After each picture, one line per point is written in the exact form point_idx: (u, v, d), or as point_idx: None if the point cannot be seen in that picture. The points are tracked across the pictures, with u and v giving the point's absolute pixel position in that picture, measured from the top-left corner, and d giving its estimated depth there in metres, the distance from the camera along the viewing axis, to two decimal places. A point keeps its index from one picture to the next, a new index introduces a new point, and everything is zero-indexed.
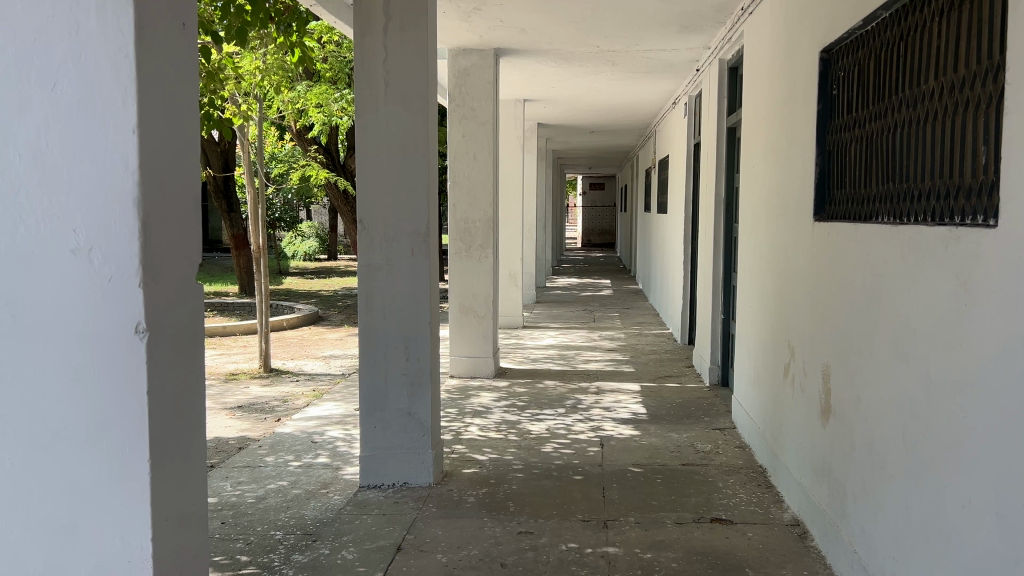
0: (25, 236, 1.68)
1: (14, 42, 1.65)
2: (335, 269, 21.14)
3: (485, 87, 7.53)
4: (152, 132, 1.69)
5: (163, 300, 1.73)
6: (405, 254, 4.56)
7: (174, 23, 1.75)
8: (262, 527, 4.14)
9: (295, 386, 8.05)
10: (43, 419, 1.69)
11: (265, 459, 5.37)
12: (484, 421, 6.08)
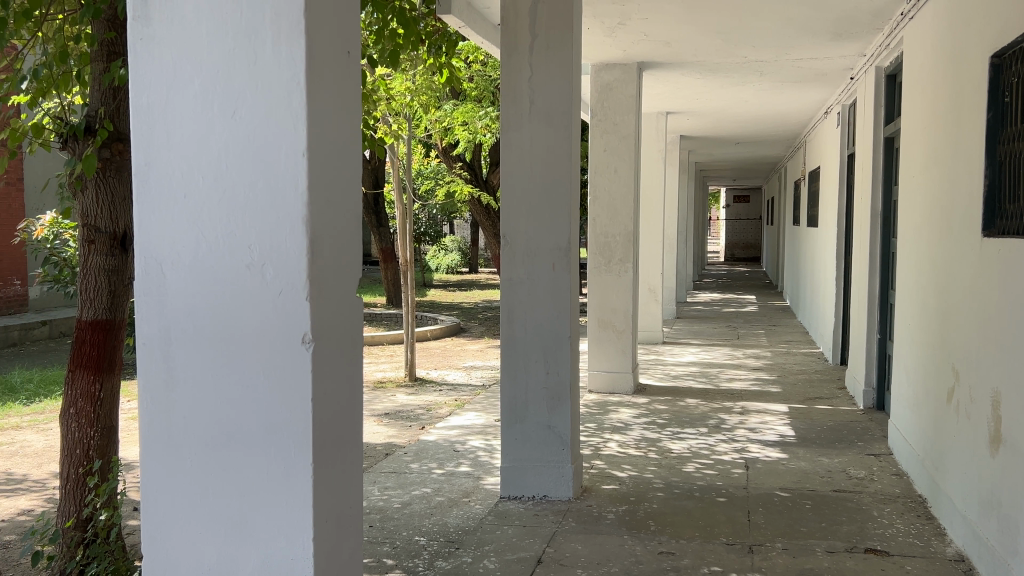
0: (206, 251, 1.82)
1: (200, 72, 1.80)
2: (477, 282, 21.61)
3: (627, 101, 7.52)
4: (320, 154, 1.79)
5: (327, 312, 1.83)
6: (546, 268, 4.60)
7: (339, 51, 1.86)
8: (407, 532, 4.26)
9: (438, 396, 8.26)
10: (220, 421, 1.83)
11: (410, 465, 5.55)
12: (624, 437, 6.04)
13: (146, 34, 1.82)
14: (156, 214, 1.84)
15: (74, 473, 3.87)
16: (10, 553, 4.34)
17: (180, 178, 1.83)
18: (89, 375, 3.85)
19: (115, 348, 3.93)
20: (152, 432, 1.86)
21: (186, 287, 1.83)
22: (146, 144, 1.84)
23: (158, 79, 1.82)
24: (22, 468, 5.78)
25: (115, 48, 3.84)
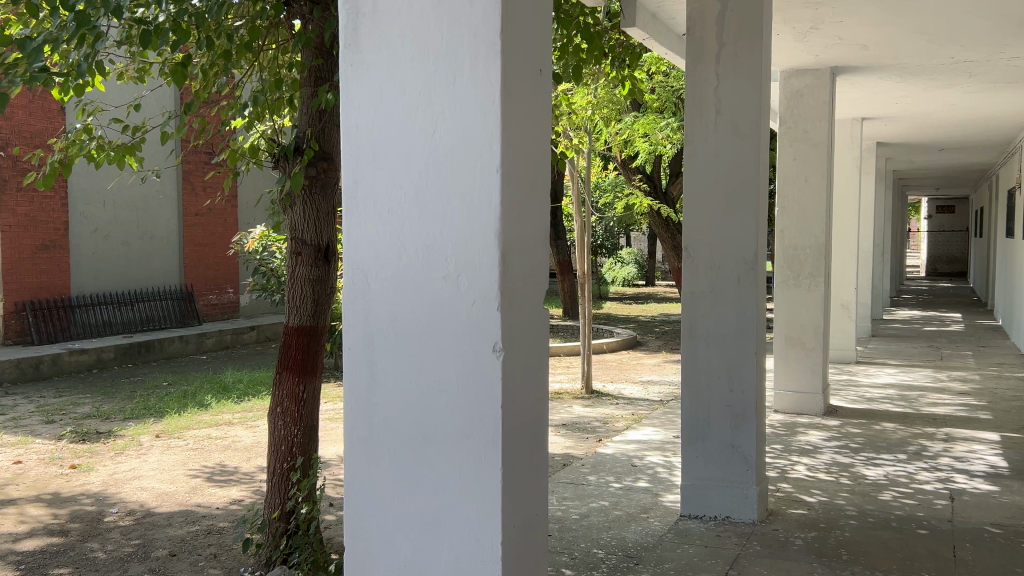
0: (405, 263, 1.92)
1: (403, 92, 1.90)
2: (655, 295, 21.35)
3: (820, 107, 7.19)
4: (513, 169, 1.84)
5: (516, 322, 1.88)
6: (731, 282, 4.48)
7: (533, 70, 1.92)
8: (585, 544, 4.27)
9: (615, 409, 8.23)
10: (416, 424, 1.92)
11: (587, 477, 5.56)
12: (813, 460, 5.76)
13: (356, 61, 1.95)
14: (363, 228, 1.97)
15: (279, 468, 4.17)
16: (224, 538, 4.74)
17: (384, 195, 1.94)
18: (294, 377, 4.15)
19: (317, 353, 4.21)
20: (356, 432, 1.99)
21: (388, 297, 1.95)
22: (356, 164, 1.97)
23: (365, 102, 1.95)
24: (233, 461, 6.30)
25: (321, 74, 4.12)
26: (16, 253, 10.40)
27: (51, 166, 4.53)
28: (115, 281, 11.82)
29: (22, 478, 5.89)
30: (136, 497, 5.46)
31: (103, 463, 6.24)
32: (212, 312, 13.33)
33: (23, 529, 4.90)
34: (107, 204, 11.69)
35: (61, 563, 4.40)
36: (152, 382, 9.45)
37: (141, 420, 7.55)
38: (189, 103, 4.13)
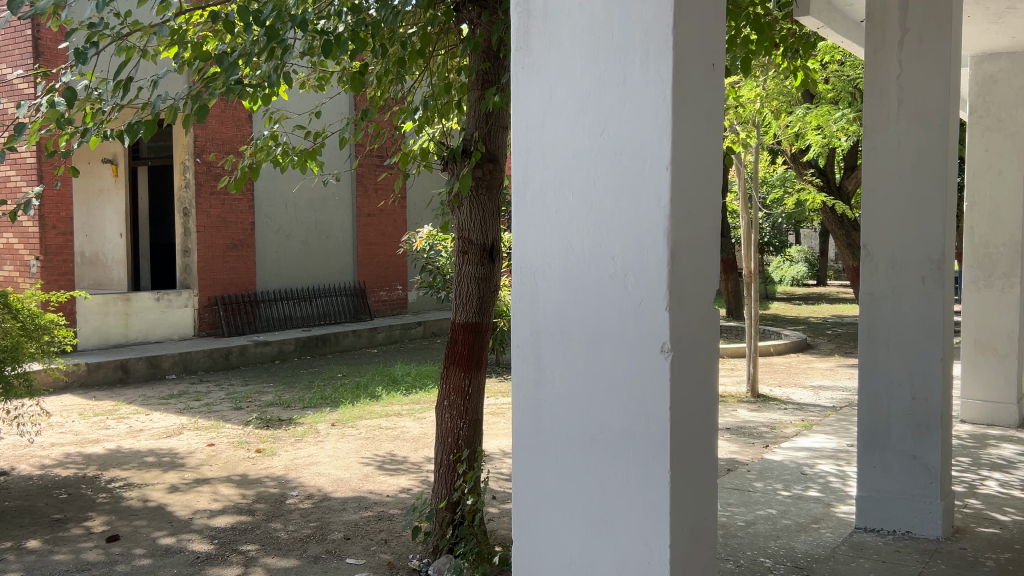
0: (573, 262, 1.93)
1: (573, 92, 1.91)
2: (827, 296, 20.39)
3: (1016, 93, 6.60)
4: (683, 166, 1.81)
5: (685, 323, 1.85)
6: (914, 282, 4.21)
7: (705, 64, 1.89)
8: (751, 552, 4.14)
9: (783, 414, 7.91)
10: (582, 424, 1.93)
11: (754, 484, 5.38)
12: (1006, 476, 5.31)
13: (527, 64, 1.99)
14: (532, 227, 2.00)
15: (447, 459, 4.30)
16: (394, 524, 4.95)
17: (552, 195, 1.96)
18: (461, 371, 4.27)
19: (483, 349, 4.30)
20: (523, 429, 2.02)
21: (556, 296, 1.96)
22: (524, 164, 2.00)
23: (535, 103, 1.98)
24: (403, 451, 6.56)
25: (488, 76, 4.20)
26: (210, 252, 11.29)
27: (242, 171, 4.88)
28: (295, 278, 12.59)
29: (215, 459, 6.40)
30: (314, 481, 5.80)
31: (285, 448, 6.67)
32: (383, 308, 13.94)
33: (216, 506, 5.33)
34: (289, 206, 12.46)
35: (249, 540, 4.75)
36: (328, 373, 10.01)
37: (319, 409, 8.02)
38: (365, 109, 4.33)
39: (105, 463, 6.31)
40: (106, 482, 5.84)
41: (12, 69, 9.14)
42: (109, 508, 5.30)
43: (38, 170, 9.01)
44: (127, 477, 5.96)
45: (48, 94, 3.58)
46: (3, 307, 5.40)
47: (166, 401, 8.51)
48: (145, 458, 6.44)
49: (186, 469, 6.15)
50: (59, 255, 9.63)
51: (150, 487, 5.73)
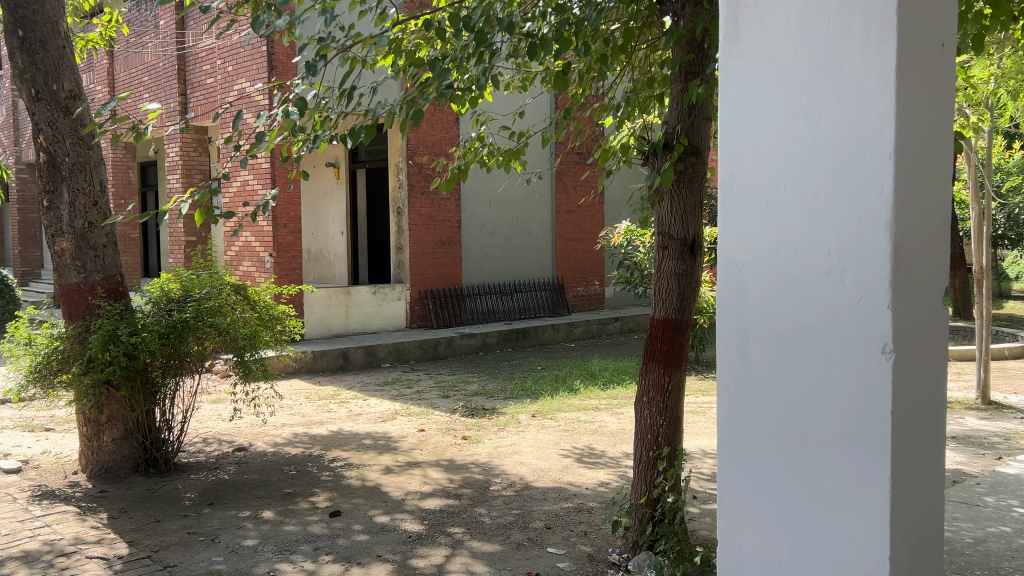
0: (784, 256, 1.87)
1: (786, 82, 1.85)
2: None
3: None
4: (907, 154, 1.70)
5: (908, 320, 1.73)
6: None
7: (934, 45, 1.76)
8: (981, 572, 3.82)
9: (1020, 424, 7.18)
10: (793, 425, 1.86)
11: (984, 498, 4.94)
12: None
13: (736, 53, 1.96)
14: (740, 222, 1.96)
15: (646, 455, 4.29)
16: (593, 517, 5.01)
17: (762, 188, 1.91)
18: (660, 368, 4.22)
19: (683, 346, 4.23)
20: (730, 428, 1.99)
21: (764, 291, 1.91)
22: (733, 159, 1.97)
23: (744, 95, 1.94)
24: (602, 445, 6.61)
25: (692, 68, 4.13)
26: (420, 249, 11.84)
27: (451, 172, 5.10)
28: (497, 274, 12.98)
29: (425, 444, 6.75)
30: (516, 470, 5.98)
31: (489, 437, 6.92)
32: (580, 303, 14.10)
33: (426, 489, 5.63)
34: (492, 203, 12.85)
35: (455, 523, 4.98)
36: (528, 366, 10.25)
37: (520, 400, 8.25)
38: (567, 107, 4.41)
39: (328, 443, 6.83)
40: (329, 461, 6.33)
41: (250, 83, 10.09)
42: (331, 485, 5.75)
43: (272, 174, 9.90)
44: (347, 458, 6.43)
45: (283, 104, 3.92)
46: (244, 300, 6.02)
47: (381, 388, 9.07)
48: (363, 440, 6.90)
49: (398, 452, 6.54)
50: (289, 252, 10.52)
51: (367, 467, 6.15)
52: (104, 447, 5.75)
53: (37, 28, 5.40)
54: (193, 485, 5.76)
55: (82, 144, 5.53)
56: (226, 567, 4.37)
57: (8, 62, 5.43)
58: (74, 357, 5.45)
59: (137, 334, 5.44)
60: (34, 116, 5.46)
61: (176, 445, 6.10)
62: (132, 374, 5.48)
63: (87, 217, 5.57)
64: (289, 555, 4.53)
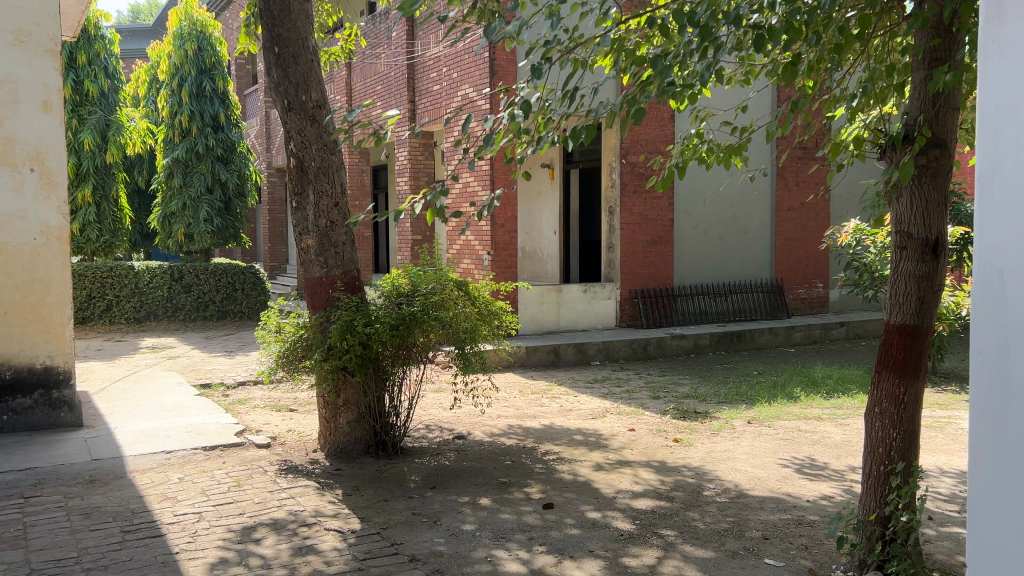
0: None
1: None
2: None
3: None
4: None
5: None
6: None
7: None
8: None
9: None
10: None
11: None
12: None
13: (999, 36, 1.81)
14: (1003, 221, 1.80)
15: (877, 470, 4.02)
16: (815, 531, 4.76)
17: None
18: (894, 377, 3.94)
19: (921, 355, 3.91)
20: (989, 441, 1.85)
21: (1021, 295, 1.75)
22: (996, 152, 1.82)
23: (1011, 79, 1.78)
24: (824, 456, 6.27)
25: (938, 54, 3.83)
26: (633, 248, 11.77)
27: (669, 170, 5.04)
28: (712, 274, 12.67)
29: (636, 444, 6.73)
30: (731, 476, 5.81)
31: (702, 440, 6.77)
32: (801, 306, 13.45)
33: (638, 489, 5.61)
34: (708, 201, 12.55)
35: (668, 525, 4.92)
36: (743, 370, 9.92)
37: (735, 405, 8.00)
38: (796, 100, 4.24)
39: (541, 437, 6.98)
40: (542, 454, 6.47)
41: (473, 88, 10.51)
42: (544, 478, 5.88)
43: (492, 175, 10.28)
44: (559, 452, 6.55)
45: (509, 107, 4.07)
46: (465, 295, 6.31)
47: (592, 386, 9.14)
48: (574, 436, 6.99)
49: (610, 450, 6.56)
50: (506, 250, 10.87)
51: (579, 463, 6.23)
52: (340, 428, 6.23)
53: (290, 43, 5.93)
54: (417, 468, 6.11)
55: (326, 149, 6.02)
56: (446, 549, 4.59)
57: (265, 76, 6.03)
58: (315, 345, 5.96)
59: (371, 325, 5.85)
60: (286, 125, 6.01)
61: (402, 430, 6.50)
62: (366, 362, 5.90)
63: (329, 217, 6.06)
64: (505, 543, 4.68)
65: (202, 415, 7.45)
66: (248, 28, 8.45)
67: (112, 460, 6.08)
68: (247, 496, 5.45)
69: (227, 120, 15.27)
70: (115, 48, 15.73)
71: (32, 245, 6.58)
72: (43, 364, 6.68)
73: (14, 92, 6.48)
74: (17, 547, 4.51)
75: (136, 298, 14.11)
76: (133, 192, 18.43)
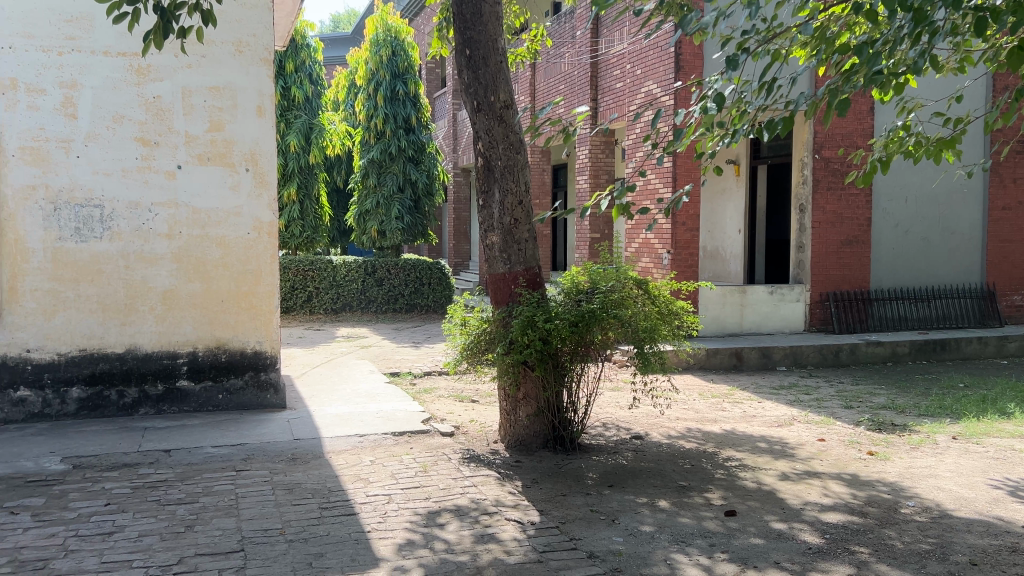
0: None
1: None
2: None
3: None
4: None
5: None
6: None
7: None
8: None
9: None
10: None
11: None
12: None
13: None
14: None
15: None
16: None
17: None
18: None
19: None
20: None
21: None
22: None
23: None
24: None
25: None
26: (825, 248, 11.19)
27: (871, 164, 4.74)
28: (913, 277, 11.81)
29: (826, 455, 6.40)
30: (933, 495, 5.40)
31: (900, 455, 6.34)
32: (1016, 314, 12.37)
33: (828, 501, 5.33)
34: (911, 200, 11.69)
35: (861, 542, 4.64)
36: (948, 382, 9.19)
37: (938, 419, 7.42)
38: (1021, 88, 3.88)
39: (722, 442, 6.80)
40: (723, 460, 6.30)
41: (658, 85, 10.37)
42: (726, 484, 5.71)
43: (674, 173, 10.10)
44: (742, 458, 6.34)
45: (701, 101, 4.00)
46: (645, 295, 6.22)
47: (777, 392, 8.78)
48: (758, 443, 6.76)
49: (797, 459, 6.29)
50: (687, 249, 10.65)
51: (763, 471, 6.00)
52: (520, 421, 6.37)
53: (481, 45, 6.10)
54: (595, 465, 6.12)
55: (512, 148, 6.15)
56: (625, 548, 4.56)
57: (457, 78, 6.24)
58: (498, 339, 6.10)
59: (551, 321, 5.89)
60: (475, 125, 6.19)
61: (580, 426, 6.52)
62: (545, 357, 5.96)
63: (514, 214, 6.18)
64: (685, 547, 4.59)
65: (391, 402, 7.83)
66: (440, 32, 8.79)
67: (311, 440, 6.53)
68: (433, 482, 5.67)
69: (418, 122, 15.95)
70: (319, 56, 16.83)
71: (246, 239, 7.17)
72: (253, 349, 7.26)
73: (234, 98, 7.08)
74: (230, 515, 4.94)
75: (333, 290, 15.07)
76: (332, 191, 19.69)
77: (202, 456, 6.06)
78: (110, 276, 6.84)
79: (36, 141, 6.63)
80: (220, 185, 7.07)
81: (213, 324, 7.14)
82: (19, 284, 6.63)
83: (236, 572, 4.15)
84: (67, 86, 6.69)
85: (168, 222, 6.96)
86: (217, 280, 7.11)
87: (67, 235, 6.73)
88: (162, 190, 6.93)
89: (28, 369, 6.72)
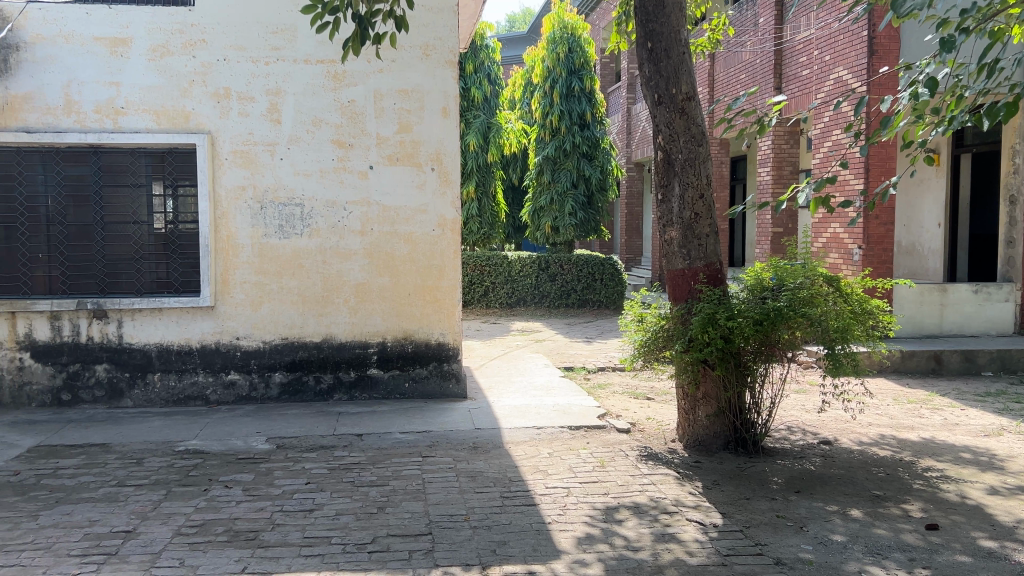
0: None
1: None
2: None
3: None
4: None
5: None
6: None
7: None
8: None
9: None
10: None
11: None
12: None
13: None
14: None
15: None
16: None
17: None
18: None
19: None
20: None
21: None
22: None
23: None
24: None
25: None
26: None
27: None
28: None
29: None
30: None
31: None
32: None
33: None
34: None
35: None
36: None
37: None
38: None
39: (920, 451, 6.36)
40: (923, 470, 5.89)
41: (849, 71, 9.81)
42: (927, 496, 5.34)
43: (867, 164, 9.55)
44: (943, 469, 5.91)
45: (911, 87, 3.77)
46: (836, 292, 5.90)
47: (983, 399, 8.11)
48: (962, 453, 6.28)
49: (1007, 473, 5.79)
50: (879, 244, 10.05)
51: (969, 484, 5.56)
52: (699, 421, 6.24)
53: (664, 38, 6.01)
54: (781, 470, 5.89)
55: (694, 141, 6.01)
56: (815, 557, 4.37)
57: (638, 72, 6.20)
58: (676, 336, 6.01)
59: (734, 318, 5.71)
60: (656, 118, 6.11)
61: (763, 428, 6.30)
62: (727, 356, 5.80)
63: (694, 209, 6.04)
64: (881, 560, 4.34)
65: (567, 396, 7.90)
66: (619, 26, 8.67)
67: (492, 431, 6.69)
68: (612, 478, 5.67)
69: (593, 118, 15.99)
70: (496, 56, 17.21)
71: (431, 236, 7.45)
72: (437, 341, 7.54)
73: (421, 100, 7.37)
74: (419, 499, 5.16)
75: (508, 285, 15.52)
76: (507, 188, 20.11)
77: (391, 441, 6.36)
78: (309, 270, 7.32)
79: (246, 144, 7.19)
80: (408, 185, 7.38)
81: (400, 316, 7.47)
82: (231, 276, 7.24)
83: (425, 554, 4.33)
84: (273, 93, 7.21)
85: (361, 219, 7.35)
86: (404, 274, 7.44)
87: (272, 232, 7.26)
88: (356, 188, 7.33)
89: (237, 355, 7.32)
